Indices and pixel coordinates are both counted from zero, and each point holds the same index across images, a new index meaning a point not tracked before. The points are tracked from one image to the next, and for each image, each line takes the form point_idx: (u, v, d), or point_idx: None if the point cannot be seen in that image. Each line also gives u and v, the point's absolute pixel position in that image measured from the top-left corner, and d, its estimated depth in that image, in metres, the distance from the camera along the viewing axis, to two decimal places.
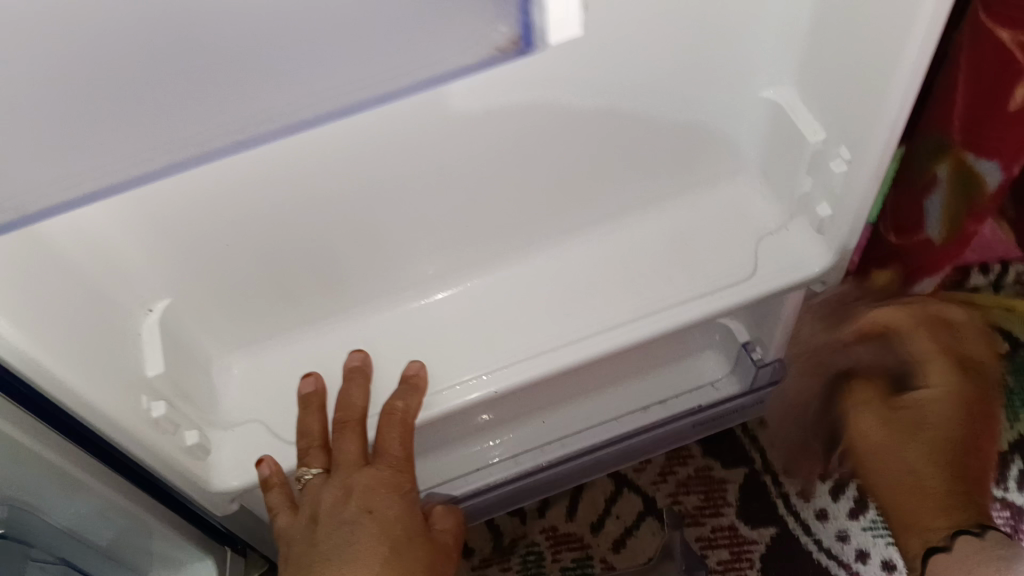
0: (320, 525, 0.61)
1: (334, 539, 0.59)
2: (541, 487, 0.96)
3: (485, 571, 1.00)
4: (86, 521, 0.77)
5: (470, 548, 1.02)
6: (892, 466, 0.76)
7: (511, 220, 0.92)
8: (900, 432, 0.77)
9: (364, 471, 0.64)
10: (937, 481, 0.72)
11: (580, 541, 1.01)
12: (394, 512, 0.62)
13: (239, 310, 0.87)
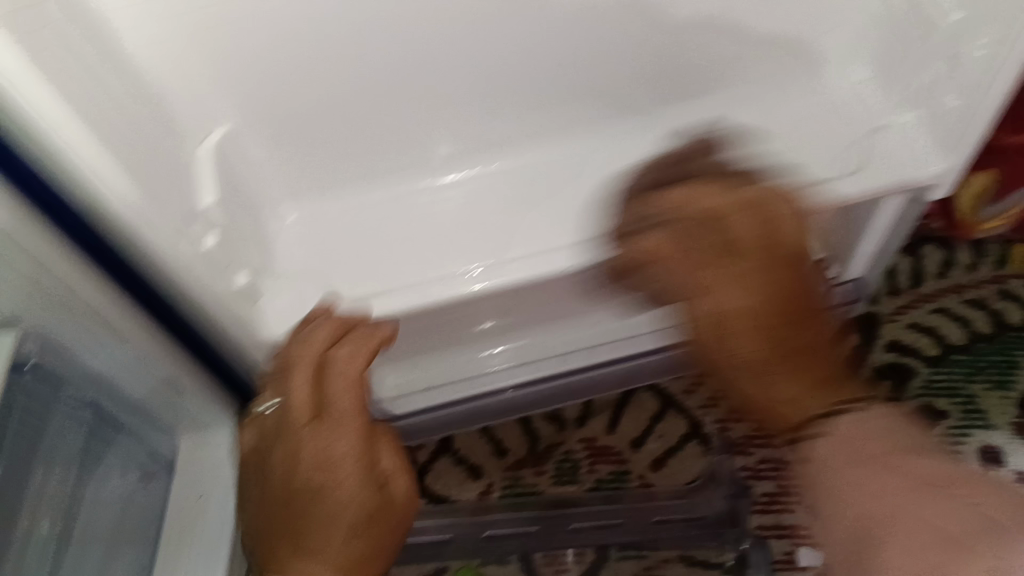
0: (285, 541, 0.64)
1: (295, 518, 0.63)
2: (536, 402, 0.95)
3: (518, 473, 0.96)
4: (118, 368, 0.74)
5: (504, 448, 0.98)
6: (748, 392, 0.54)
7: (568, 95, 0.89)
8: (717, 338, 0.53)
9: (324, 425, 0.65)
10: (807, 351, 0.53)
11: (619, 456, 0.96)
12: (347, 450, 0.65)
13: (294, 158, 0.87)
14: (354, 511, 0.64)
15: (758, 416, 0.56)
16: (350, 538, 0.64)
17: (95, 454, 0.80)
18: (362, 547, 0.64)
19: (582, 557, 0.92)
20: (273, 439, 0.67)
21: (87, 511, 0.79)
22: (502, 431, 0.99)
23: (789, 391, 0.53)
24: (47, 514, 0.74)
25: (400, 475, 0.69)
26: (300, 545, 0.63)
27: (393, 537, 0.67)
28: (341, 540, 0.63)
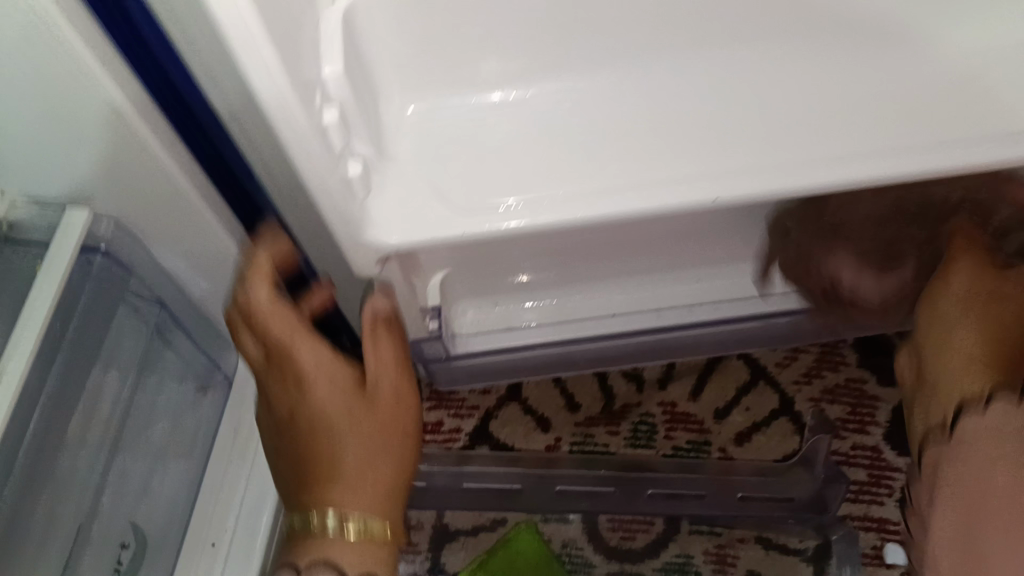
0: (285, 457, 0.58)
1: (293, 456, 0.57)
2: (599, 358, 0.85)
3: (589, 430, 0.90)
4: (189, 263, 0.69)
5: (576, 403, 0.91)
6: (941, 377, 0.59)
7: (731, 10, 0.80)
8: (941, 348, 0.60)
9: (291, 344, 0.57)
10: (1000, 341, 0.57)
11: (699, 425, 0.90)
12: (316, 362, 0.57)
13: (428, 43, 0.77)
14: (342, 420, 0.56)
15: (934, 406, 0.60)
16: (359, 449, 0.56)
17: (152, 356, 0.75)
18: (367, 453, 0.57)
19: (651, 528, 0.86)
20: (273, 392, 0.58)
21: (139, 416, 0.75)
22: (574, 384, 0.93)
23: (959, 377, 0.57)
24: (100, 412, 0.70)
25: (389, 366, 0.61)
26: (324, 485, 0.55)
27: (402, 433, 0.60)
28: (343, 450, 0.56)
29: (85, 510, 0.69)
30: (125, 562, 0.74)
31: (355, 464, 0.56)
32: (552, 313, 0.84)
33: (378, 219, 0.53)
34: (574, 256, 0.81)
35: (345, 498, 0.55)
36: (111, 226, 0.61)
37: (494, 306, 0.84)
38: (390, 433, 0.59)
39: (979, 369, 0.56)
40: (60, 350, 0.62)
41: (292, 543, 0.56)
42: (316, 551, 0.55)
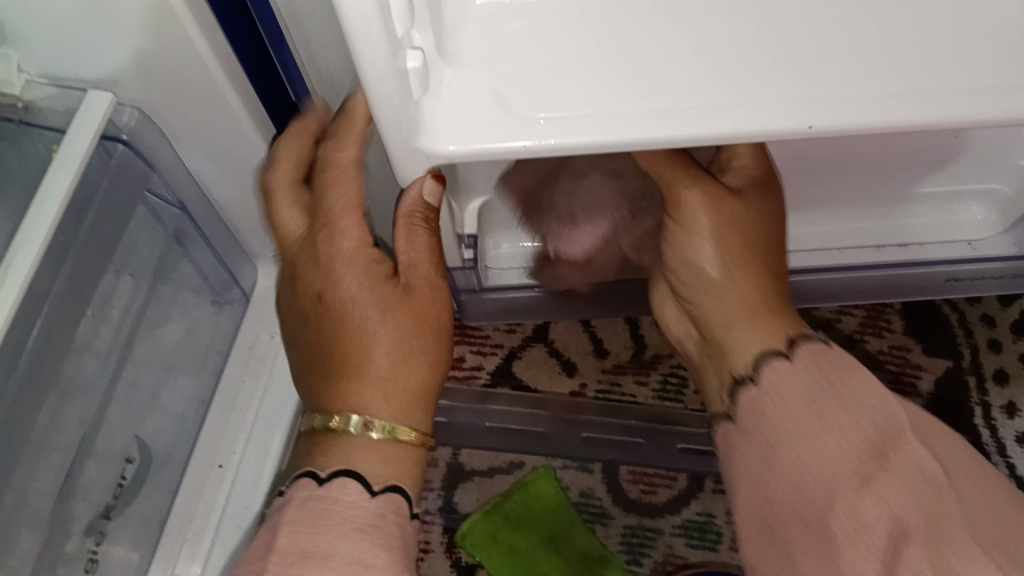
0: (306, 341, 0.56)
1: (316, 339, 0.55)
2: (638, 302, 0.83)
3: (617, 379, 0.86)
4: (218, 167, 0.64)
5: (605, 350, 0.87)
6: (732, 346, 0.59)
7: None
8: (714, 295, 0.61)
9: (327, 225, 0.55)
10: (750, 257, 0.60)
11: None
12: (353, 249, 0.54)
13: None
14: (365, 312, 0.53)
15: (726, 369, 0.60)
16: (385, 346, 0.54)
17: (167, 263, 0.72)
18: (393, 351, 0.54)
19: (674, 483, 0.82)
20: (297, 278, 0.56)
21: (150, 325, 0.73)
22: (604, 329, 0.88)
23: (757, 329, 0.58)
24: (110, 317, 0.67)
25: (434, 267, 0.58)
26: (345, 380, 0.54)
27: (432, 331, 0.57)
28: (367, 344, 0.53)
29: (89, 419, 0.66)
30: (128, 477, 0.70)
31: (379, 363, 0.54)
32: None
33: (435, 121, 0.48)
34: None
35: (370, 395, 0.54)
36: (135, 115, 0.56)
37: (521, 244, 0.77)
38: (419, 331, 0.56)
39: (779, 325, 0.57)
40: (73, 248, 0.58)
41: (314, 440, 0.55)
42: (331, 460, 0.53)
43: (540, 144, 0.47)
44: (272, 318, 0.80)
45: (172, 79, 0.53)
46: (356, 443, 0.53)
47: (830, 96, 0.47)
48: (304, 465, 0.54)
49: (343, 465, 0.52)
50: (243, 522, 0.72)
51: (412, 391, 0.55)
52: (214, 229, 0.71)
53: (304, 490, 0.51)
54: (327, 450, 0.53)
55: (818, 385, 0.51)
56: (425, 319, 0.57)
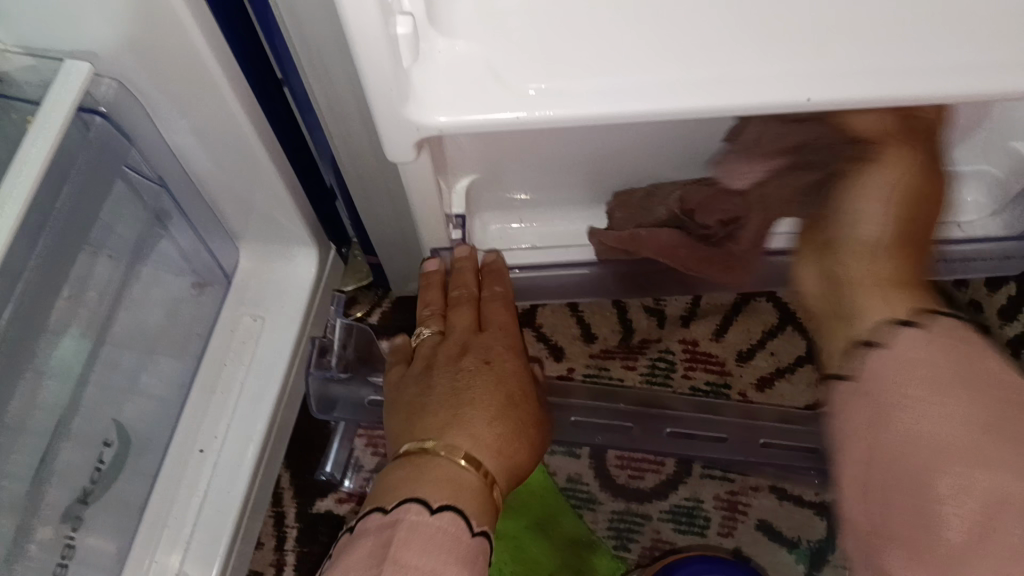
0: (407, 408, 0.64)
1: (417, 404, 0.64)
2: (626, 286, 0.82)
3: (604, 363, 0.86)
4: (199, 149, 0.62)
5: (592, 334, 0.87)
6: (846, 306, 0.57)
7: None
8: (847, 277, 0.58)
9: (476, 335, 0.68)
10: (909, 226, 0.59)
11: (720, 366, 0.85)
12: (502, 378, 0.65)
13: None
14: (488, 399, 0.63)
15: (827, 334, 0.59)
16: (491, 419, 0.62)
17: (147, 244, 0.71)
18: (499, 431, 0.61)
19: (662, 468, 0.81)
20: (427, 367, 0.67)
21: (129, 306, 0.71)
22: (592, 313, 0.87)
23: (885, 301, 0.54)
24: (88, 298, 0.65)
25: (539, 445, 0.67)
26: (455, 427, 0.60)
27: (528, 447, 0.65)
28: (479, 411, 0.61)
29: (65, 402, 0.64)
30: (106, 461, 0.69)
31: (482, 426, 0.61)
32: (550, 242, 0.76)
33: (423, 91, 0.47)
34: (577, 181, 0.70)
35: (476, 444, 0.59)
36: (114, 87, 0.54)
37: (507, 226, 0.76)
38: (525, 428, 0.65)
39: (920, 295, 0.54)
40: (47, 223, 0.56)
41: (401, 460, 0.59)
42: (412, 482, 0.56)
43: (532, 116, 0.46)
44: (253, 298, 0.77)
45: (161, 59, 0.52)
46: (445, 466, 0.57)
47: (831, 69, 0.46)
48: (391, 495, 0.55)
49: (445, 502, 0.54)
50: (225, 508, 0.71)
51: (497, 466, 0.60)
52: (195, 208, 0.69)
53: (410, 515, 0.52)
54: (425, 476, 0.56)
55: (970, 372, 0.46)
56: (531, 427, 0.65)
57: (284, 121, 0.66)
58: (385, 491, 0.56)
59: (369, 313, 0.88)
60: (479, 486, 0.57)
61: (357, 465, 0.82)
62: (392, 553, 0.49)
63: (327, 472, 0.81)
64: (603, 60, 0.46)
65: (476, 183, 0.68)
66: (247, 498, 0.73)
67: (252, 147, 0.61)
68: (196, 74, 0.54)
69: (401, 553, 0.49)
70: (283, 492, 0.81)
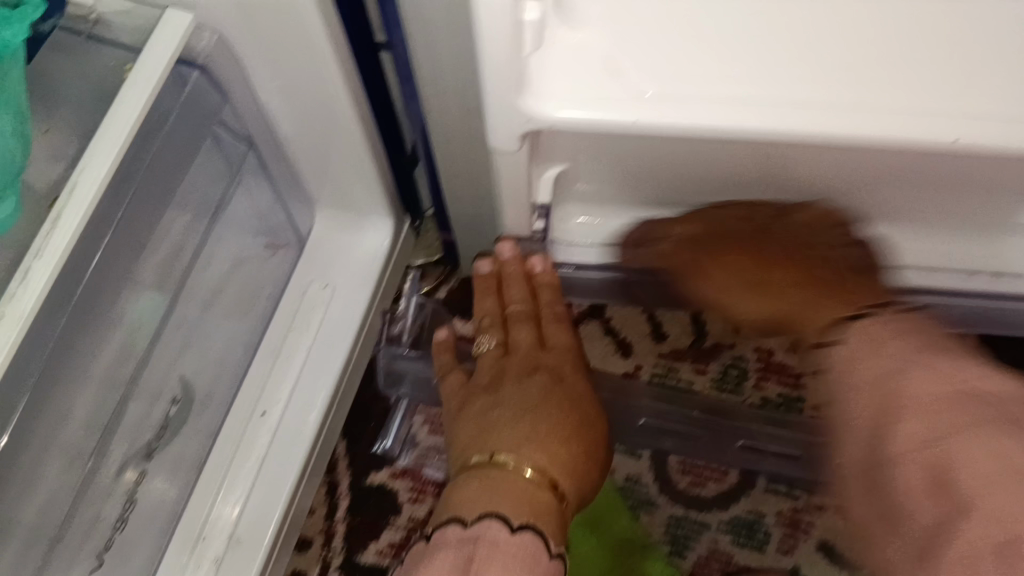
0: (477, 417, 0.66)
1: (490, 415, 0.65)
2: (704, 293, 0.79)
3: (673, 365, 0.83)
4: (291, 112, 0.60)
5: (663, 333, 0.84)
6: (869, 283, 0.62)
7: None
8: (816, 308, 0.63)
9: (540, 355, 0.72)
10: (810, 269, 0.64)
11: (795, 378, 0.82)
12: (570, 401, 0.67)
13: None
14: (561, 419, 0.65)
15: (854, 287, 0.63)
16: (563, 438, 0.64)
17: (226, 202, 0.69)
18: (571, 450, 0.64)
19: (725, 477, 0.79)
20: (495, 383, 0.69)
21: (201, 262, 0.71)
22: (666, 314, 0.85)
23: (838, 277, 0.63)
24: (162, 251, 0.65)
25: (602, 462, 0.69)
26: (525, 441, 0.61)
27: (596, 471, 0.67)
28: (551, 429, 0.63)
29: (135, 353, 0.64)
30: (171, 420, 0.69)
31: (556, 441, 0.63)
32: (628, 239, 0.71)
33: (540, 82, 0.45)
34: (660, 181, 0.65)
35: (549, 462, 0.61)
36: (214, 41, 0.53)
37: (591, 220, 0.71)
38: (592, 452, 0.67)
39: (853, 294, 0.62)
40: (137, 173, 0.55)
41: (477, 471, 0.60)
42: (491, 496, 0.56)
43: (648, 121, 0.43)
44: (320, 266, 0.75)
45: (267, 16, 0.50)
46: (523, 484, 0.58)
47: (986, 102, 0.42)
48: (472, 506, 0.55)
49: (526, 519, 0.54)
50: (285, 476, 0.70)
51: (570, 484, 0.62)
52: (279, 171, 0.68)
53: (493, 530, 0.52)
54: (501, 490, 0.57)
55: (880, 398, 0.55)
56: (597, 452, 0.68)
57: (377, 90, 0.64)
58: (462, 503, 0.56)
59: (435, 290, 0.87)
60: (553, 503, 0.58)
61: (413, 441, 0.80)
62: (478, 567, 0.48)
63: (383, 448, 0.80)
64: (730, 64, 0.44)
65: (566, 172, 0.65)
66: (308, 462, 0.72)
67: (344, 111, 0.59)
68: (298, 34, 0.52)
69: (485, 567, 0.48)
70: (338, 460, 0.80)
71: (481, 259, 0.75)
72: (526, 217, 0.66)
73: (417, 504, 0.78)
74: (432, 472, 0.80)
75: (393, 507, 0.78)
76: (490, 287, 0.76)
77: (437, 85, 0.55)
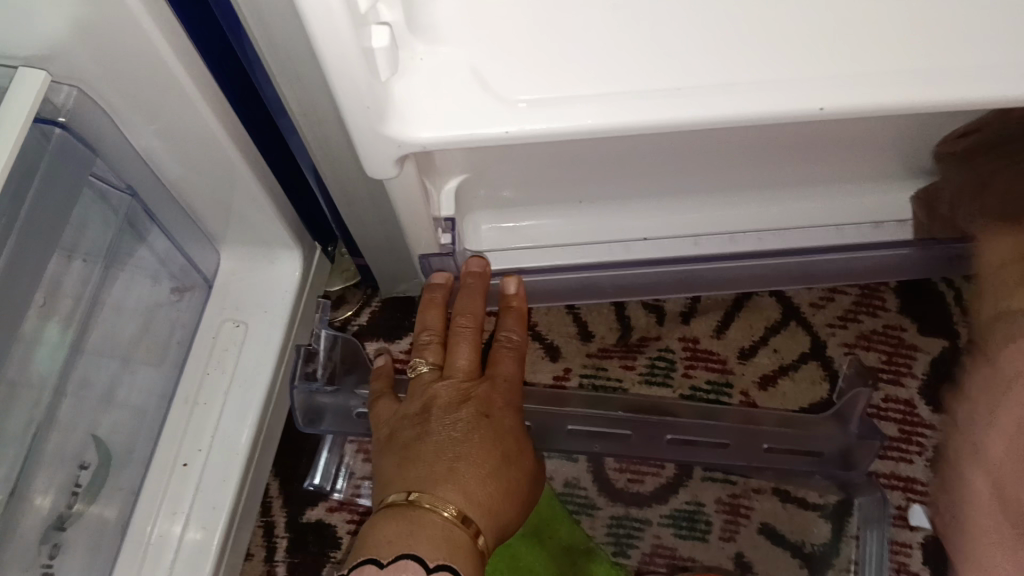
0: (399, 451, 0.65)
1: (413, 449, 0.64)
2: (625, 289, 0.78)
3: (602, 363, 0.83)
4: (170, 151, 0.58)
5: (589, 332, 0.84)
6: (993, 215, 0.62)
7: None
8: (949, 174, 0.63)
9: (475, 384, 0.69)
10: None
11: (721, 364, 0.83)
12: (497, 439, 0.65)
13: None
14: (485, 456, 0.63)
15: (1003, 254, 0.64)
16: (484, 475, 0.62)
17: (120, 251, 0.67)
18: (491, 486, 0.62)
19: (661, 472, 0.79)
20: (424, 414, 0.67)
21: (105, 315, 0.67)
22: (590, 312, 0.85)
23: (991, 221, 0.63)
24: (60, 307, 0.62)
25: (528, 492, 0.68)
26: (441, 483, 0.60)
27: (517, 505, 0.66)
28: (475, 467, 0.62)
29: (39, 418, 0.61)
30: (85, 483, 0.67)
31: (476, 484, 0.61)
32: (544, 237, 0.71)
33: (409, 102, 0.43)
34: (566, 178, 0.65)
35: (464, 503, 0.60)
36: (73, 95, 0.51)
37: (502, 224, 0.72)
38: (519, 485, 0.66)
39: None
40: (10, 235, 0.52)
41: (391, 511, 0.59)
42: (409, 536, 0.56)
43: (520, 132, 0.42)
44: (235, 300, 0.74)
45: (125, 64, 0.48)
46: (439, 523, 0.57)
47: (846, 76, 0.42)
48: (388, 549, 0.55)
49: (441, 562, 0.54)
50: (214, 521, 0.69)
51: (487, 524, 0.61)
52: (169, 215, 0.66)
53: None
54: (418, 533, 0.56)
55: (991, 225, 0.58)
56: (523, 488, 0.66)
57: (258, 122, 0.62)
58: (377, 544, 0.56)
59: (358, 313, 0.85)
60: (467, 543, 0.58)
61: (348, 473, 0.80)
62: None
63: (315, 483, 0.79)
64: (596, 69, 0.42)
65: (465, 183, 0.64)
66: (236, 503, 0.71)
67: (226, 151, 0.58)
68: (162, 78, 0.50)
69: None
70: (272, 500, 0.79)
71: (437, 272, 0.73)
72: (432, 234, 0.65)
73: (356, 536, 0.78)
74: (368, 501, 0.79)
75: (332, 542, 0.77)
76: (434, 303, 0.73)
77: (314, 118, 0.54)
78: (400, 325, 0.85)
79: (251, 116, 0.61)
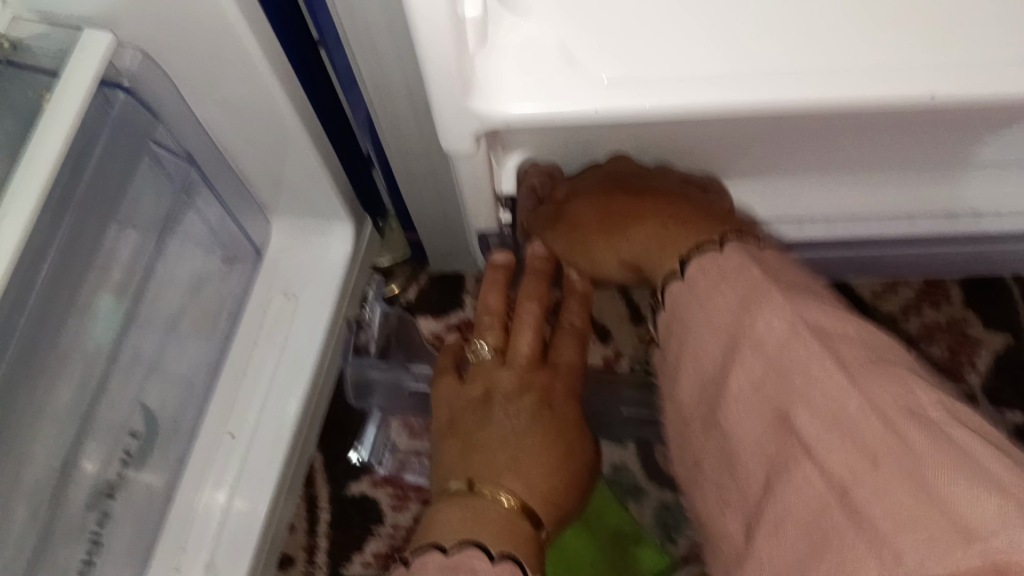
0: (461, 438, 0.64)
1: (475, 439, 0.63)
2: None
3: (653, 347, 0.81)
4: (229, 118, 0.56)
5: (641, 315, 0.82)
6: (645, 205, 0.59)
7: None
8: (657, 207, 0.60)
9: (537, 371, 0.68)
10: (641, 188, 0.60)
11: None
12: (558, 432, 0.64)
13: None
14: (546, 450, 0.62)
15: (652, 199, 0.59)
16: (548, 468, 0.61)
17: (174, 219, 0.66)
18: (554, 479, 0.61)
19: None
20: (485, 402, 0.66)
21: (156, 287, 0.66)
22: (642, 295, 0.83)
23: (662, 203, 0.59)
24: (113, 275, 0.61)
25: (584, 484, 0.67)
26: (505, 473, 0.59)
27: (576, 497, 0.65)
28: (537, 460, 0.61)
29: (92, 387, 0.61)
30: (133, 453, 0.65)
31: (537, 477, 0.60)
32: None
33: (494, 78, 0.41)
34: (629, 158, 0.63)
35: (527, 495, 0.59)
36: (138, 58, 0.49)
37: None
38: (577, 479, 0.65)
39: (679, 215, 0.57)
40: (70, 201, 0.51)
41: (454, 499, 0.58)
42: (474, 523, 0.54)
43: (608, 111, 0.40)
44: (285, 273, 0.72)
45: (190, 31, 0.46)
46: (502, 513, 0.56)
47: (951, 61, 0.39)
48: (451, 534, 0.53)
49: (506, 552, 0.52)
50: (263, 498, 0.68)
51: (545, 514, 0.60)
52: (223, 182, 0.65)
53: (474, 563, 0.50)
54: (481, 520, 0.55)
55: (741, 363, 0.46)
56: (581, 480, 0.65)
57: (321, 91, 0.61)
58: (442, 529, 0.54)
59: (406, 289, 0.84)
60: (528, 532, 0.56)
61: (393, 448, 0.79)
62: None
63: (362, 458, 0.78)
64: (694, 47, 0.40)
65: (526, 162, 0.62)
66: (282, 479, 0.70)
67: (288, 121, 0.56)
68: (227, 42, 0.48)
69: None
70: (316, 474, 0.78)
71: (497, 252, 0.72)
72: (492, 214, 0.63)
73: (401, 511, 0.77)
74: (414, 478, 0.78)
75: (376, 518, 0.77)
76: (497, 282, 0.72)
77: (382, 90, 0.52)
78: (448, 301, 0.83)
79: (313, 85, 0.59)
